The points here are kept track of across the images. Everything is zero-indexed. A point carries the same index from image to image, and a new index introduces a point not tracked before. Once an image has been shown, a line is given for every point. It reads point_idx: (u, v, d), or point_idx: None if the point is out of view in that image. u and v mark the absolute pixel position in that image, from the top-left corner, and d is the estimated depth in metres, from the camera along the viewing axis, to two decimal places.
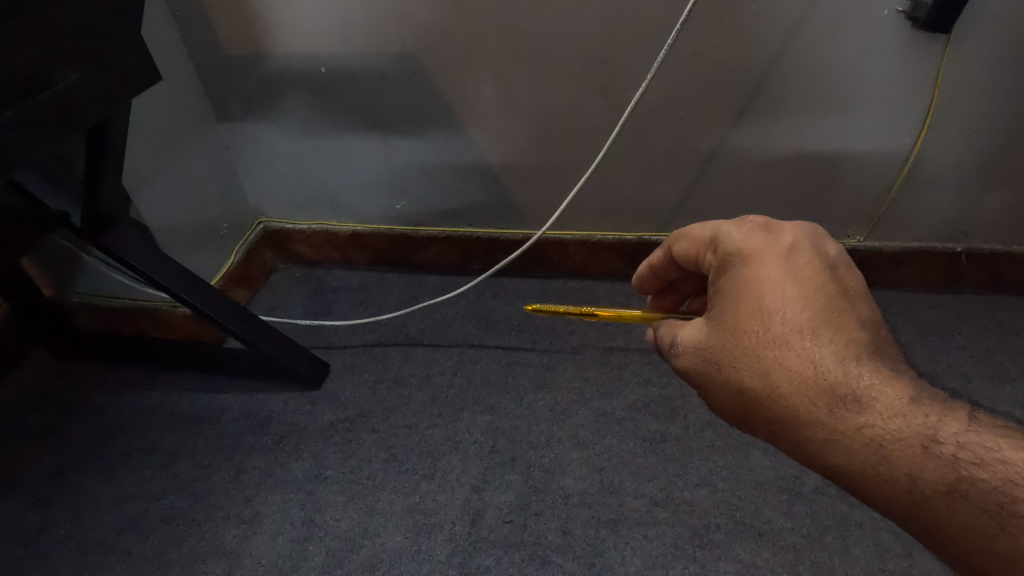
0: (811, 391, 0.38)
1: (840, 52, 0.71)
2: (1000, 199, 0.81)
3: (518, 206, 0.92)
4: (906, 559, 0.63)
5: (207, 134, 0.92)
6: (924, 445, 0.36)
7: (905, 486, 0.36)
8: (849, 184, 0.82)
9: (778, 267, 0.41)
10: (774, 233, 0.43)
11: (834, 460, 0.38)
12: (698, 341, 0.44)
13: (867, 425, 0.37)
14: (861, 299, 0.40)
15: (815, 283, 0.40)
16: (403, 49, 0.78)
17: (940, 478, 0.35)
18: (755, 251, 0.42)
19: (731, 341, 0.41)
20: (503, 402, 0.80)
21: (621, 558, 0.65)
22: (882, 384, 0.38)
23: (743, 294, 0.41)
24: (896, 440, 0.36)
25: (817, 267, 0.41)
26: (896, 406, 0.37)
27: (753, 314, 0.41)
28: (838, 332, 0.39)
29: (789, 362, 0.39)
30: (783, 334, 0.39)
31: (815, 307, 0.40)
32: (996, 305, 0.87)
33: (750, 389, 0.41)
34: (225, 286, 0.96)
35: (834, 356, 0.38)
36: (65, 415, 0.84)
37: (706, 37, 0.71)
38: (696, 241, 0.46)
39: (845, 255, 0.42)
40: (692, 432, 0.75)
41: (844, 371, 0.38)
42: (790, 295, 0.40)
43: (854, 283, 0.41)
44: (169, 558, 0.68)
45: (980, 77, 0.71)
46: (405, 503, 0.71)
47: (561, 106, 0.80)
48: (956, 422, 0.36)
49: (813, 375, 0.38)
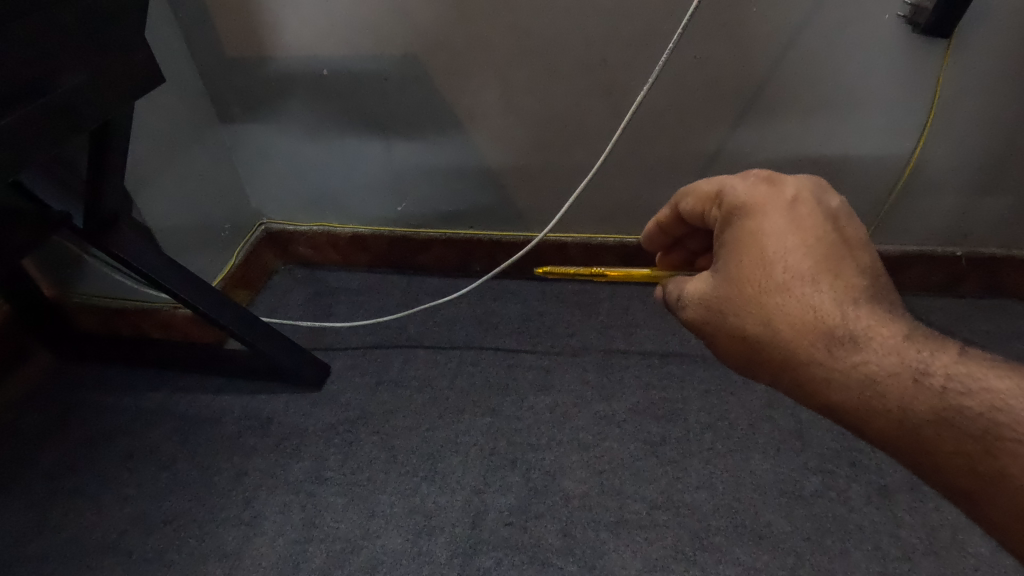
0: (810, 335, 0.39)
1: (844, 53, 0.70)
2: (1001, 203, 0.82)
3: (519, 209, 0.92)
4: (905, 562, 0.63)
5: (210, 136, 0.92)
6: (916, 378, 0.37)
7: (897, 419, 0.37)
8: (852, 184, 0.82)
9: (779, 219, 0.41)
10: (776, 185, 0.43)
11: (831, 397, 0.39)
12: (703, 292, 0.45)
13: (863, 362, 0.38)
14: (862, 246, 0.41)
15: (816, 232, 0.41)
16: (404, 52, 0.79)
17: (928, 408, 0.36)
18: (759, 204, 0.42)
19: (733, 291, 0.42)
20: (504, 404, 0.81)
21: (622, 561, 0.65)
22: (879, 324, 0.38)
23: (746, 247, 0.42)
24: (890, 376, 0.37)
25: (819, 217, 0.41)
26: (893, 345, 0.38)
27: (755, 264, 0.41)
28: (838, 278, 0.39)
29: (789, 308, 0.40)
30: (784, 282, 0.40)
31: (816, 255, 0.40)
32: (994, 307, 0.88)
33: (752, 334, 0.42)
34: (226, 288, 0.96)
35: (832, 300, 0.39)
36: (66, 416, 0.84)
37: (707, 41, 0.71)
38: (701, 196, 0.45)
39: (848, 206, 0.42)
40: (692, 436, 0.75)
41: (843, 314, 0.39)
42: (791, 245, 0.41)
43: (855, 233, 0.41)
44: (169, 560, 0.67)
45: (980, 82, 0.71)
46: (405, 505, 0.71)
47: (562, 108, 0.80)
48: (947, 357, 0.37)
49: (813, 319, 0.39)
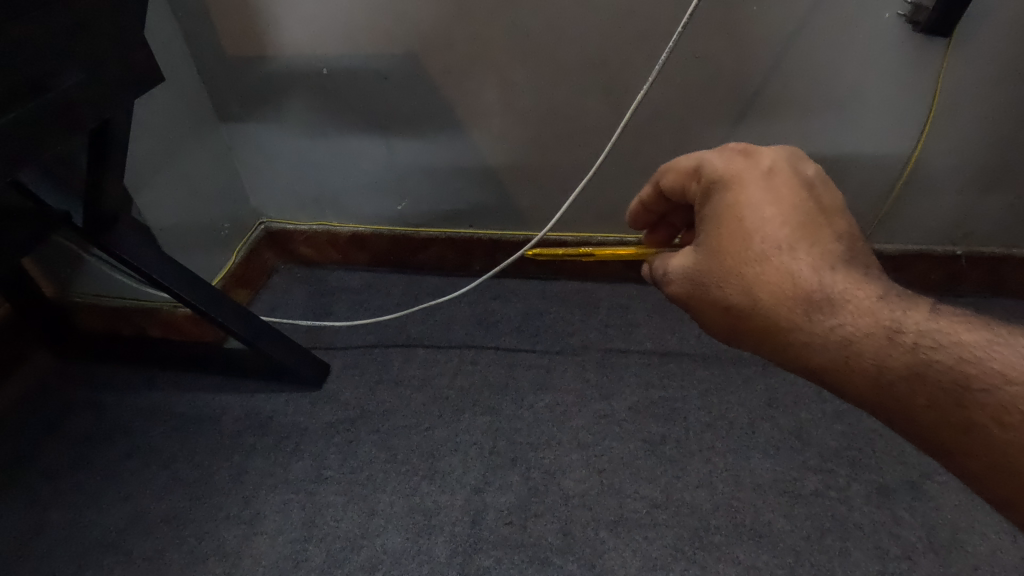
0: (789, 301, 0.40)
1: (843, 52, 0.70)
2: (1001, 202, 0.82)
3: (519, 208, 0.92)
4: (905, 561, 0.63)
5: (209, 135, 0.92)
6: (890, 336, 0.37)
7: (873, 377, 0.37)
8: (851, 184, 0.82)
9: (757, 190, 0.42)
10: (753, 158, 0.44)
11: (811, 360, 0.40)
12: (687, 267, 0.46)
13: (840, 325, 0.38)
14: (838, 214, 0.42)
15: (793, 202, 0.42)
16: (404, 51, 0.79)
17: (902, 364, 0.36)
18: (736, 176, 0.43)
19: (715, 262, 0.43)
20: (503, 403, 0.81)
21: (621, 560, 0.65)
22: (855, 286, 0.39)
23: (726, 220, 0.43)
24: (865, 336, 0.38)
25: (795, 187, 0.42)
26: (868, 305, 0.38)
27: (735, 234, 0.42)
28: (815, 245, 0.40)
29: (768, 276, 0.40)
30: (763, 251, 0.41)
31: (793, 223, 0.41)
32: (993, 305, 0.88)
33: (734, 304, 0.42)
34: (226, 287, 0.96)
35: (809, 266, 0.40)
36: (66, 415, 0.84)
37: (707, 40, 0.71)
38: (680, 172, 0.46)
39: (821, 174, 0.44)
40: (692, 434, 0.75)
41: (820, 278, 0.40)
42: (769, 214, 0.42)
43: (831, 200, 0.43)
44: (169, 559, 0.68)
45: (981, 81, 0.71)
46: (405, 504, 0.71)
47: (562, 107, 0.80)
48: (919, 314, 0.37)
49: (791, 285, 0.40)
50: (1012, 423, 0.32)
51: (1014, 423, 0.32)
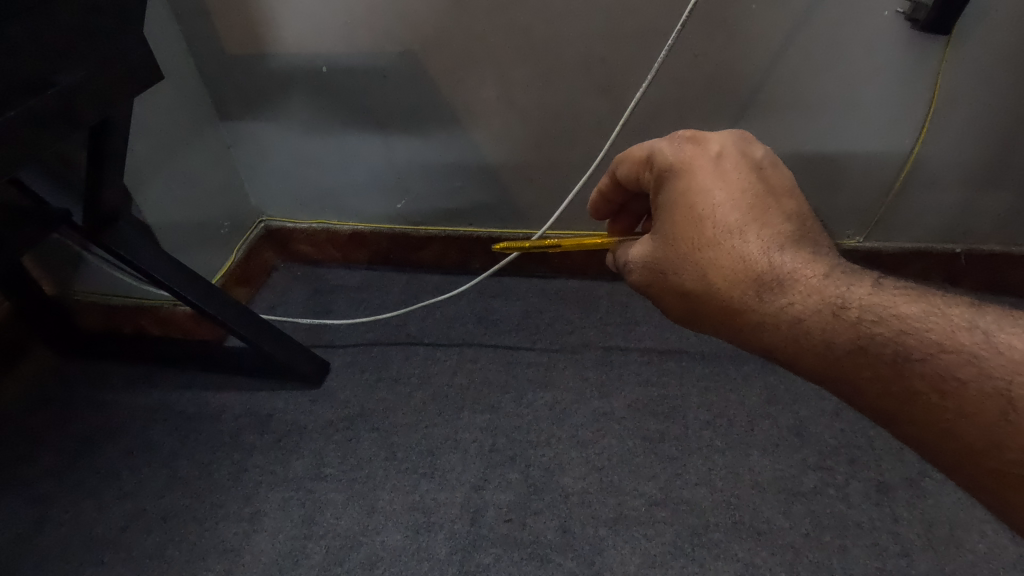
0: (741, 283, 0.41)
1: (840, 50, 0.71)
2: (1000, 200, 0.82)
3: (518, 205, 0.92)
4: (904, 558, 0.63)
5: (209, 133, 0.92)
6: (834, 312, 0.38)
7: (823, 352, 0.39)
8: (850, 182, 0.82)
9: (708, 176, 0.44)
10: (702, 144, 0.45)
11: (765, 338, 0.42)
12: (646, 255, 0.47)
13: (789, 304, 0.40)
14: (786, 193, 0.43)
15: (742, 186, 0.43)
16: (403, 49, 0.79)
17: (847, 338, 0.38)
18: (687, 162, 0.44)
19: (673, 249, 0.44)
20: (503, 401, 0.81)
21: (621, 557, 0.65)
22: (802, 265, 0.40)
23: (680, 207, 0.44)
24: (813, 313, 0.39)
25: (743, 170, 0.44)
26: (815, 284, 0.40)
27: (689, 221, 0.43)
28: (764, 226, 0.42)
29: (722, 261, 0.42)
30: (716, 236, 0.42)
31: (743, 206, 0.42)
32: (992, 302, 0.88)
33: (693, 289, 0.44)
34: (226, 284, 0.96)
35: (759, 248, 0.41)
36: (66, 413, 0.84)
37: (706, 37, 0.71)
38: (634, 161, 0.47)
39: (771, 155, 0.45)
40: (691, 433, 0.76)
41: (770, 258, 0.41)
42: (719, 199, 0.43)
43: (780, 180, 0.44)
44: (170, 556, 0.68)
45: (983, 78, 0.71)
46: (405, 501, 0.71)
47: (561, 105, 0.80)
48: (861, 288, 0.38)
49: (744, 268, 0.41)
50: (948, 389, 0.34)
51: (950, 389, 0.34)
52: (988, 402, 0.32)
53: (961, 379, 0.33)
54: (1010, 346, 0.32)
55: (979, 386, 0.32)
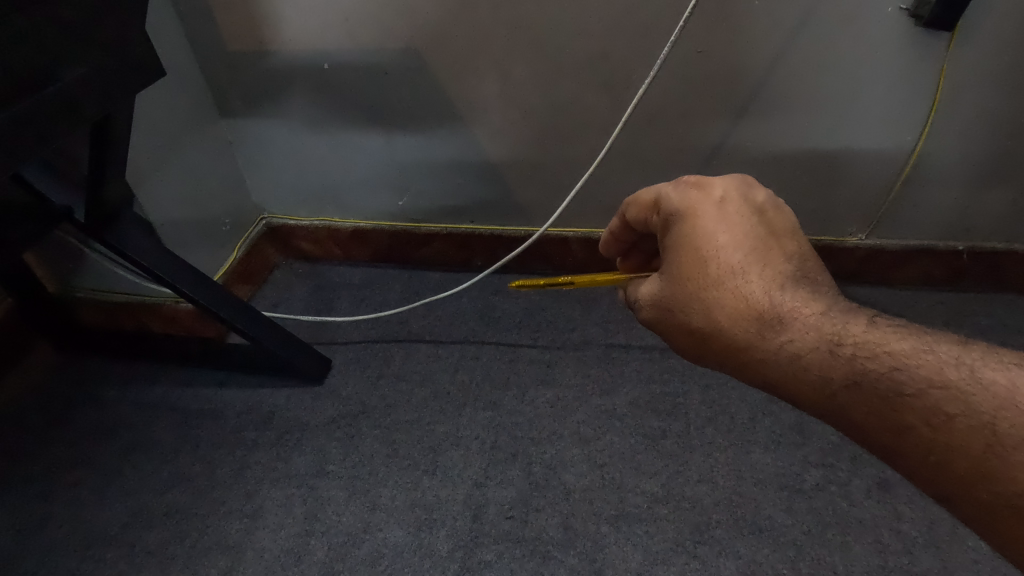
0: (743, 321, 0.42)
1: (841, 49, 0.70)
2: (1002, 198, 0.82)
3: (519, 203, 0.92)
4: (905, 556, 0.63)
5: (210, 130, 0.92)
6: (831, 348, 0.39)
7: (822, 389, 0.39)
8: (849, 180, 0.82)
9: (712, 221, 0.43)
10: (705, 189, 0.45)
11: (767, 374, 0.41)
12: (653, 293, 0.47)
13: (789, 341, 0.40)
14: (788, 235, 0.44)
15: (745, 229, 0.43)
16: (405, 47, 0.79)
17: (843, 374, 0.38)
18: (691, 207, 0.44)
19: (678, 288, 0.44)
20: (504, 398, 0.81)
21: (622, 554, 0.65)
22: (803, 304, 0.40)
23: (685, 250, 0.44)
24: (810, 351, 0.39)
25: (746, 214, 0.44)
26: (812, 322, 0.40)
27: (694, 263, 0.43)
28: (766, 267, 0.42)
29: (725, 300, 0.42)
30: (720, 277, 0.42)
31: (745, 247, 0.43)
32: (995, 301, 0.88)
33: (699, 327, 0.44)
34: (228, 281, 0.96)
35: (761, 288, 0.41)
36: (67, 411, 0.84)
37: (709, 34, 0.71)
38: (642, 205, 0.47)
39: (773, 198, 0.45)
40: (693, 430, 0.75)
41: (772, 298, 0.41)
42: (723, 242, 0.43)
43: (782, 223, 0.44)
44: (172, 553, 0.68)
45: (984, 75, 0.71)
46: (406, 498, 0.71)
47: (562, 103, 0.80)
48: (857, 326, 0.39)
49: (747, 308, 0.41)
50: (937, 423, 0.34)
51: (939, 424, 0.34)
52: (974, 436, 0.33)
53: (949, 414, 0.34)
54: (994, 382, 0.33)
55: (967, 421, 0.33)
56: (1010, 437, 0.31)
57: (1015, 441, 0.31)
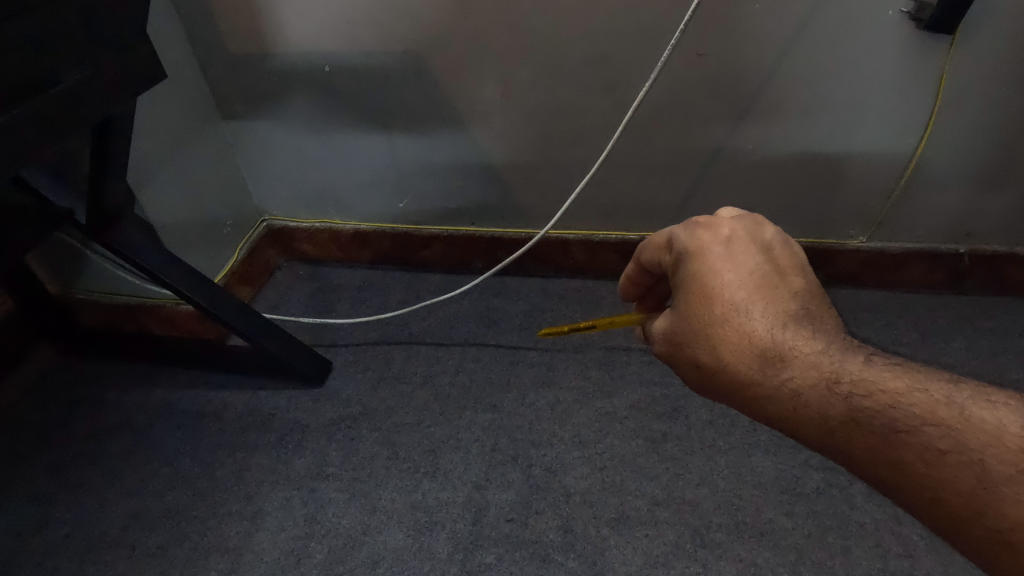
0: (746, 356, 0.41)
1: (841, 55, 0.71)
2: (1004, 201, 0.81)
3: (520, 205, 0.92)
4: (907, 560, 0.63)
5: (211, 133, 0.92)
6: (828, 385, 0.38)
7: (822, 427, 0.38)
8: (851, 184, 0.82)
9: (720, 259, 0.43)
10: (714, 229, 0.45)
11: (770, 409, 0.41)
12: (665, 328, 0.47)
13: (790, 378, 0.39)
14: (794, 272, 0.43)
15: (751, 269, 0.43)
16: (405, 49, 0.79)
17: (839, 410, 0.38)
18: (698, 246, 0.44)
19: (685, 324, 0.44)
20: (504, 400, 0.81)
21: (622, 557, 0.65)
22: (803, 342, 0.40)
23: (693, 287, 0.44)
24: (811, 388, 0.39)
25: (751, 252, 0.44)
26: (812, 359, 0.39)
27: (700, 300, 0.43)
28: (768, 304, 0.42)
29: (729, 336, 0.42)
30: (724, 314, 0.42)
31: (749, 285, 0.42)
32: (997, 305, 0.88)
33: (704, 362, 0.44)
34: (229, 283, 0.96)
35: (764, 325, 0.41)
36: (68, 413, 0.84)
37: (710, 37, 0.71)
38: (656, 246, 0.47)
39: (781, 236, 0.45)
40: (693, 433, 0.75)
41: (774, 334, 0.41)
42: (728, 280, 0.43)
43: (789, 261, 0.44)
44: (172, 555, 0.68)
45: (984, 79, 0.71)
46: (406, 501, 0.71)
47: (563, 106, 0.80)
48: (854, 363, 0.38)
49: (750, 345, 0.41)
50: (930, 459, 0.34)
51: (932, 459, 0.34)
52: (964, 471, 0.32)
53: (939, 450, 0.34)
54: (982, 419, 0.33)
55: (958, 457, 0.33)
56: (998, 473, 0.31)
57: (1003, 476, 0.31)
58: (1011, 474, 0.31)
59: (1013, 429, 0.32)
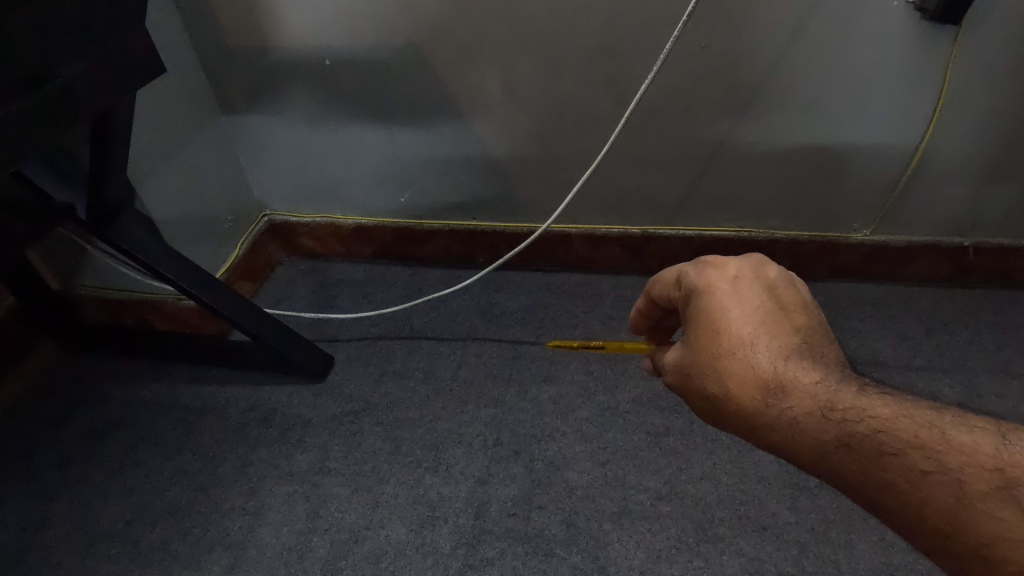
0: (748, 387, 0.40)
1: (843, 50, 0.70)
2: (1009, 193, 0.81)
3: (521, 200, 0.92)
4: (910, 554, 0.63)
5: (211, 127, 0.92)
6: (824, 413, 0.38)
7: (817, 452, 0.38)
8: (856, 178, 0.82)
9: (728, 297, 0.42)
10: (721, 265, 0.43)
11: (770, 437, 0.40)
12: (673, 360, 0.46)
13: (789, 408, 0.39)
14: (798, 308, 0.42)
15: (756, 305, 0.41)
16: (406, 42, 0.78)
17: (834, 436, 0.37)
18: (706, 283, 0.43)
19: (693, 356, 0.43)
20: (507, 395, 0.80)
21: (624, 551, 0.65)
22: (805, 374, 0.39)
23: (700, 321, 0.43)
24: (810, 418, 0.38)
25: (757, 290, 0.42)
26: (811, 389, 0.38)
27: (706, 333, 0.42)
28: (773, 338, 0.40)
29: (734, 369, 0.41)
30: (729, 348, 0.41)
31: (755, 319, 0.41)
32: (1002, 299, 0.87)
33: (710, 394, 0.42)
34: (231, 278, 0.96)
35: (767, 358, 0.40)
36: (72, 409, 0.84)
37: (712, 29, 0.70)
38: (665, 282, 0.46)
39: (787, 273, 0.43)
40: (696, 427, 0.75)
41: (776, 367, 0.40)
42: (734, 315, 0.41)
43: (794, 297, 0.42)
44: (176, 549, 0.68)
45: (989, 69, 0.70)
46: (409, 496, 0.71)
47: (564, 100, 0.80)
48: (849, 392, 0.38)
49: (754, 377, 0.40)
50: (914, 479, 0.34)
51: (915, 480, 0.34)
52: (943, 490, 0.33)
53: (923, 471, 0.34)
54: (960, 441, 0.33)
55: (939, 477, 0.33)
56: (975, 490, 0.32)
57: (980, 493, 0.32)
58: (986, 492, 0.32)
59: (988, 451, 0.32)
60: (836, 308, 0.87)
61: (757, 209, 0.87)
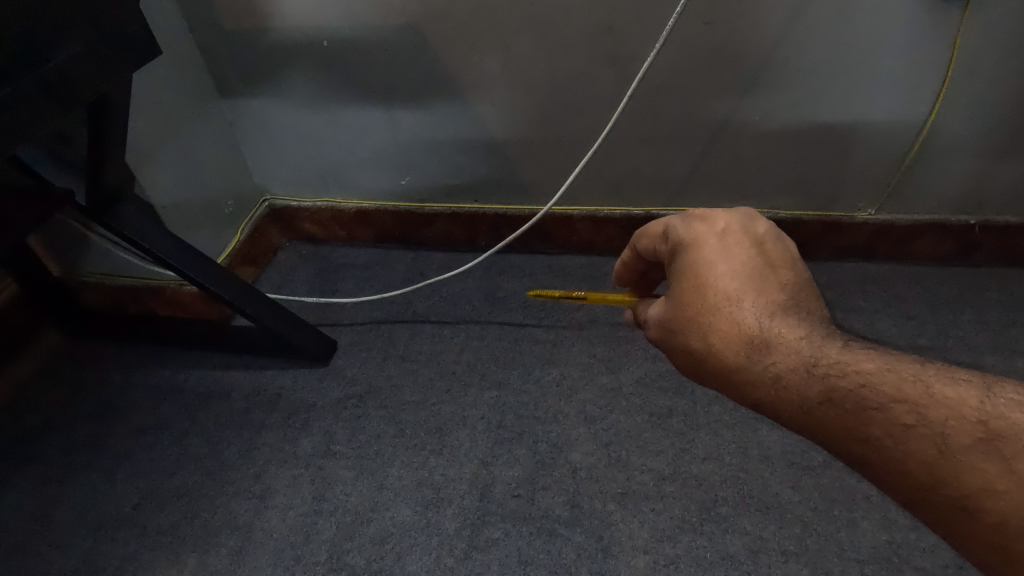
0: (733, 344, 0.40)
1: (849, 20, 0.68)
2: (1017, 169, 0.79)
3: (522, 180, 0.91)
4: (913, 531, 0.63)
5: (209, 111, 0.91)
6: (808, 369, 0.37)
7: (801, 407, 0.38)
8: (861, 154, 0.81)
9: (715, 252, 0.42)
10: (709, 219, 0.43)
11: (754, 393, 0.40)
12: (658, 315, 0.45)
13: (773, 364, 0.39)
14: (786, 265, 0.41)
15: (744, 261, 0.41)
16: (404, 20, 0.77)
17: (817, 392, 0.37)
18: (693, 238, 0.42)
19: (678, 312, 0.43)
20: (510, 377, 0.81)
21: (629, 531, 0.65)
22: (790, 330, 0.39)
23: (687, 277, 0.42)
24: (794, 374, 0.38)
25: (746, 246, 0.42)
26: (796, 345, 0.38)
27: (692, 289, 0.42)
28: (759, 294, 0.40)
29: (720, 325, 0.40)
30: (715, 304, 0.41)
31: (742, 275, 0.41)
32: (1007, 277, 0.86)
33: (694, 349, 0.42)
34: (232, 264, 0.96)
35: (753, 315, 0.40)
36: (77, 394, 0.84)
37: (717, 4, 0.69)
38: (652, 235, 0.46)
39: (776, 229, 0.43)
40: (700, 407, 0.75)
41: (762, 323, 0.40)
42: (721, 271, 0.41)
43: (782, 253, 0.42)
44: (184, 532, 0.69)
45: (1001, 43, 0.68)
46: (414, 478, 0.71)
47: (563, 77, 0.78)
48: (833, 348, 0.38)
49: (739, 333, 0.40)
50: (896, 433, 0.34)
51: (899, 434, 0.34)
52: (926, 444, 0.33)
53: (906, 424, 0.34)
54: (945, 395, 0.33)
55: (923, 431, 0.33)
56: (959, 442, 0.32)
57: (963, 446, 0.32)
58: (969, 444, 0.32)
59: (971, 404, 0.32)
60: (838, 287, 0.87)
61: (759, 185, 0.86)
